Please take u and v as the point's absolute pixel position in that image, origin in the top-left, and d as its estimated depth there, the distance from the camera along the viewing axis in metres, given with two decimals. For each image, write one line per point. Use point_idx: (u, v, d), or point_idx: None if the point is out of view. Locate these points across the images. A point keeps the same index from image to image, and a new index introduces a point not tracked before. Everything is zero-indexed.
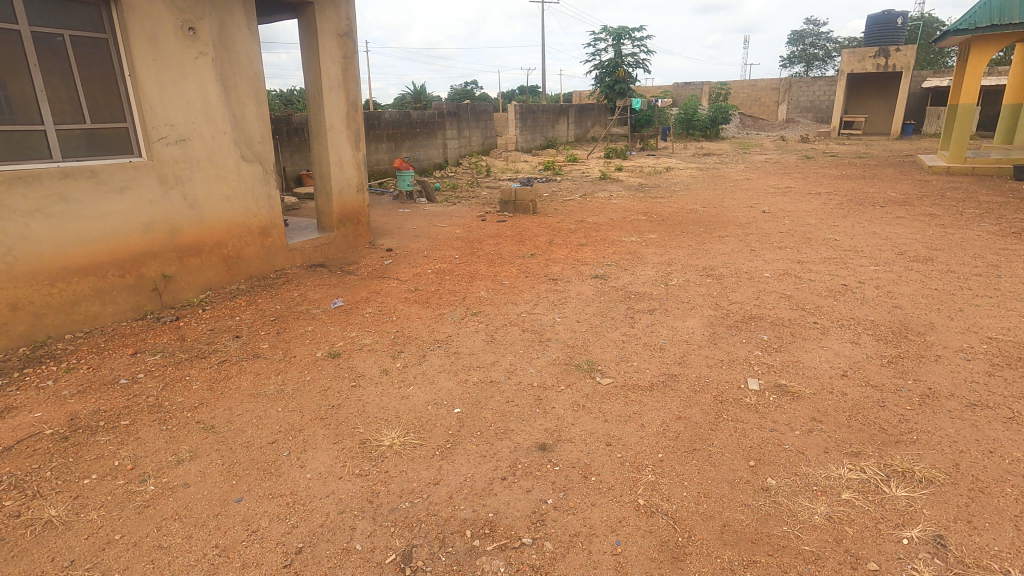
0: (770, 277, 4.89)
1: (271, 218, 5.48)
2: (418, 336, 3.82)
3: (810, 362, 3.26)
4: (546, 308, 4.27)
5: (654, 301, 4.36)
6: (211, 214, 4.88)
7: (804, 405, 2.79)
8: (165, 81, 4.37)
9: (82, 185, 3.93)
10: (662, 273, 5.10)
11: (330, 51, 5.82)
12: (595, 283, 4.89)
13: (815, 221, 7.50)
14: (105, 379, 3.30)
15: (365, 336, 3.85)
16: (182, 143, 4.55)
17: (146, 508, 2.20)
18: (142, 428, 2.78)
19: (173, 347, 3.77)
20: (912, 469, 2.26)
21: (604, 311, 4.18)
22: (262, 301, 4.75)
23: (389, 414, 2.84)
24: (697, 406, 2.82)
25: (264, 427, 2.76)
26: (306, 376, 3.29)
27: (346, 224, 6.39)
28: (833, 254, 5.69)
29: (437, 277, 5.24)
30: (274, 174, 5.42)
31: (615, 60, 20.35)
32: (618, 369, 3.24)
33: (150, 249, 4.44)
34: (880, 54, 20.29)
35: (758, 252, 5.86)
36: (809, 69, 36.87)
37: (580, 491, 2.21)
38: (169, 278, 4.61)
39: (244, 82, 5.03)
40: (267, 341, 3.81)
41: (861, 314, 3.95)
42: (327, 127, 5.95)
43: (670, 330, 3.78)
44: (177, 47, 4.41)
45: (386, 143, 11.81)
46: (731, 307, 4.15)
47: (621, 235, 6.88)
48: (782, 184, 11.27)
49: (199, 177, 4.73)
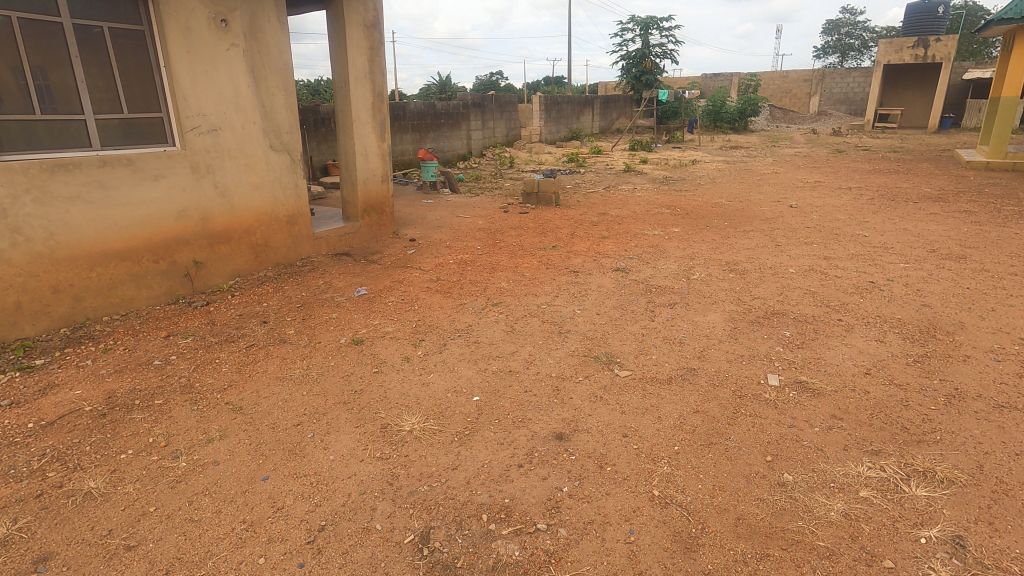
0: (794, 273, 4.82)
1: (298, 208, 5.59)
2: (439, 325, 3.88)
3: (832, 359, 3.22)
4: (566, 300, 4.28)
5: (675, 295, 4.34)
6: (241, 203, 5.01)
7: (825, 402, 2.77)
8: (198, 72, 4.50)
9: (119, 173, 4.08)
10: (685, 267, 5.07)
11: (357, 42, 5.88)
12: (616, 275, 4.89)
13: (844, 216, 7.34)
14: (139, 360, 3.44)
15: (388, 324, 3.93)
16: (213, 133, 4.68)
17: (178, 483, 2.30)
18: (174, 407, 2.90)
19: (203, 331, 3.90)
20: (933, 469, 2.23)
21: (625, 304, 4.18)
22: (288, 288, 4.86)
23: (410, 400, 2.90)
24: (715, 400, 2.82)
25: (289, 409, 2.85)
26: (330, 361, 3.38)
27: (371, 214, 6.48)
28: (862, 250, 5.57)
29: (459, 267, 5.30)
30: (301, 164, 5.52)
31: (643, 50, 20.02)
32: (637, 362, 3.25)
33: (182, 236, 4.58)
34: (919, 45, 19.58)
35: (784, 247, 5.77)
36: (844, 60, 35.82)
37: (595, 480, 2.24)
38: (200, 265, 4.75)
39: (273, 72, 5.13)
40: (293, 327, 3.92)
41: (888, 313, 3.87)
42: (353, 117, 6.03)
43: (691, 325, 3.77)
44: (209, 39, 4.52)
45: (410, 134, 11.90)
46: (754, 303, 4.11)
47: (643, 228, 6.83)
48: (812, 179, 11.03)
49: (229, 166, 4.86)
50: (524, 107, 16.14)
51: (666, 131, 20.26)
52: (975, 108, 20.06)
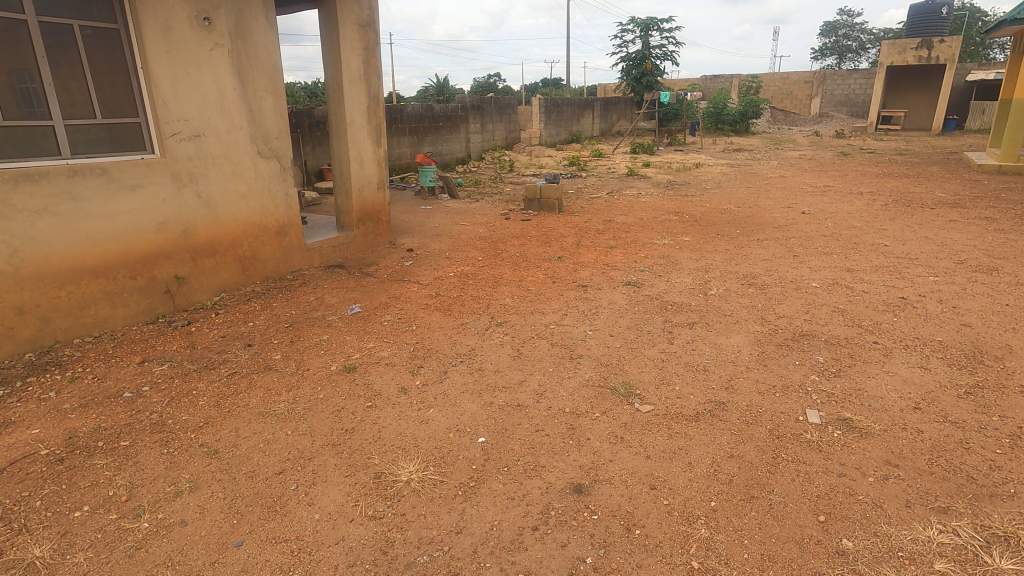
0: (818, 288, 4.52)
1: (289, 218, 5.27)
2: (439, 349, 3.56)
3: (874, 390, 2.92)
4: (575, 319, 3.96)
5: (693, 314, 4.03)
6: (226, 213, 4.68)
7: (876, 444, 2.45)
8: (179, 74, 4.19)
9: (91, 183, 3.76)
10: (700, 281, 4.76)
11: (352, 43, 5.57)
12: (627, 290, 4.58)
13: (860, 223, 7.05)
14: (108, 392, 3.11)
15: (383, 348, 3.61)
16: (196, 139, 4.37)
17: (136, 552, 1.98)
18: (142, 450, 2.58)
19: (181, 356, 3.57)
20: (1016, 534, 1.92)
21: (640, 324, 3.87)
22: (277, 305, 4.54)
23: (407, 442, 2.58)
24: (751, 442, 2.51)
25: (271, 453, 2.53)
26: (319, 393, 3.06)
27: (366, 223, 6.16)
28: (886, 261, 5.27)
29: (460, 281, 4.98)
30: (291, 172, 5.20)
31: (643, 51, 19.78)
32: (659, 394, 2.93)
33: (162, 250, 4.26)
34: (923, 45, 19.34)
35: (802, 258, 5.47)
36: (843, 62, 35.67)
37: (623, 548, 1.92)
38: (182, 280, 4.43)
39: (262, 74, 4.82)
40: (279, 352, 3.59)
41: (927, 334, 3.56)
42: (347, 121, 5.70)
43: (714, 348, 3.45)
44: (191, 38, 4.21)
45: (408, 137, 11.60)
46: (779, 323, 3.81)
47: (652, 236, 6.52)
48: (820, 183, 10.76)
49: (214, 175, 4.54)
50: (524, 109, 15.86)
51: (667, 134, 20.02)
52: (978, 109, 19.84)
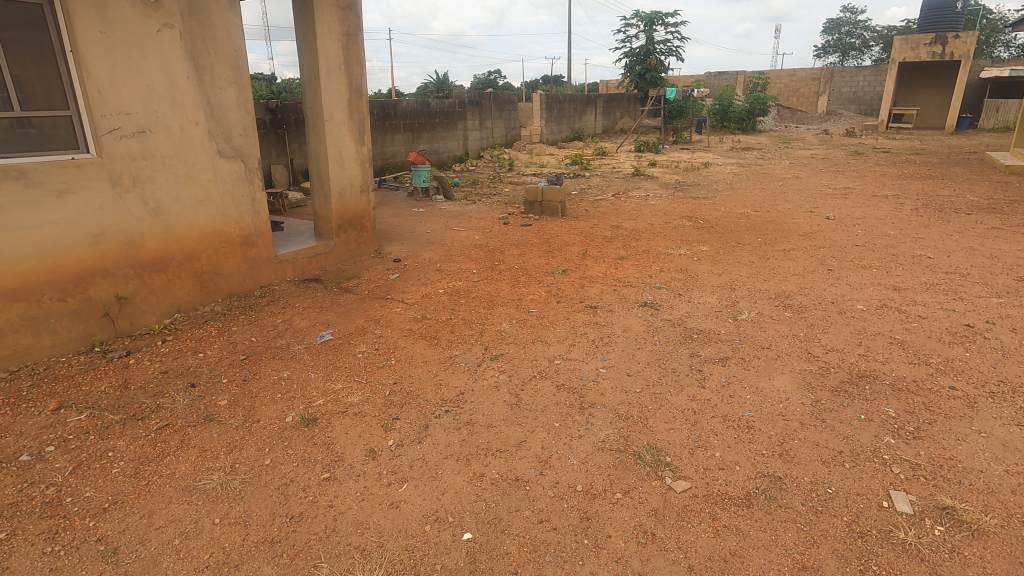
0: (865, 311, 3.90)
1: (256, 226, 4.63)
2: (420, 393, 2.93)
3: (972, 460, 2.28)
4: (585, 352, 3.34)
5: (725, 346, 3.40)
6: (180, 222, 4.04)
7: (996, 551, 1.82)
8: (118, 59, 3.54)
9: (6, 188, 3.13)
10: (727, 301, 4.14)
11: (329, 28, 4.91)
12: (644, 313, 3.95)
13: (893, 231, 6.42)
14: (3, 454, 2.48)
15: (353, 390, 2.98)
16: (141, 136, 3.73)
17: None
18: (18, 549, 1.95)
19: (108, 400, 2.94)
20: None
21: (662, 359, 3.24)
22: (237, 329, 3.90)
23: (368, 538, 1.95)
24: (827, 543, 1.88)
25: (187, 556, 1.90)
26: (265, 458, 2.43)
27: (347, 230, 5.52)
28: (935, 278, 4.64)
29: (450, 300, 4.34)
30: (259, 174, 4.55)
31: (648, 47, 19.15)
32: (696, 464, 2.30)
33: (99, 266, 3.62)
34: (937, 41, 18.67)
35: (838, 273, 4.85)
36: (846, 60, 35.09)
37: None
38: (125, 301, 3.79)
39: (222, 61, 4.17)
40: (227, 395, 2.96)
41: (1013, 377, 2.93)
42: (325, 115, 5.06)
43: (755, 395, 2.82)
44: (133, 17, 3.57)
45: (402, 134, 10.95)
46: (829, 359, 3.18)
47: (666, 245, 5.90)
48: (839, 184, 10.13)
49: (164, 177, 3.90)
50: (524, 105, 15.09)
51: (673, 131, 19.15)
52: (992, 108, 18.95)
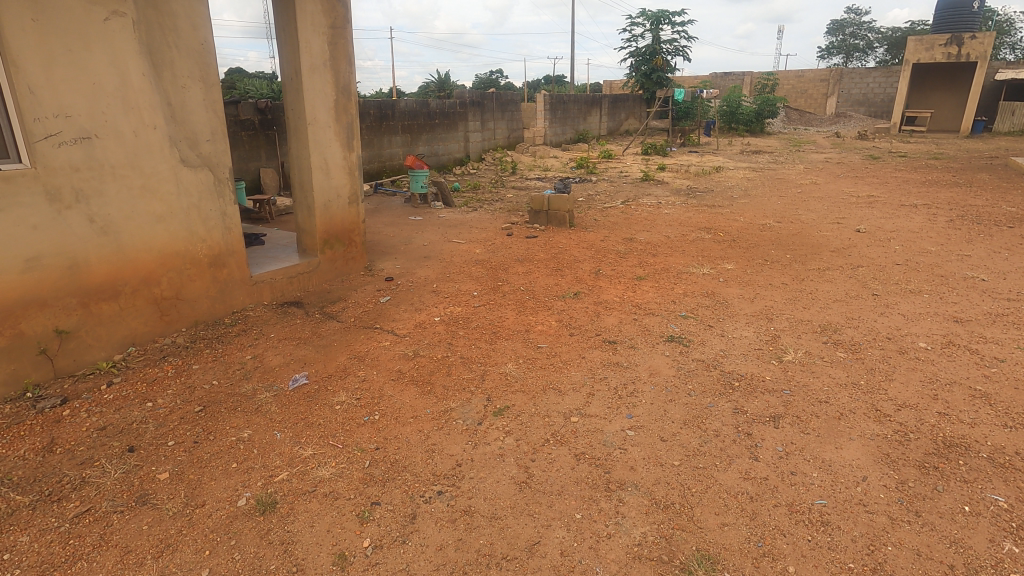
0: (931, 352, 3.34)
1: (227, 244, 4.08)
2: (407, 465, 2.38)
3: None
4: (607, 407, 2.78)
5: (774, 399, 2.83)
6: (135, 242, 3.49)
7: None
8: (55, 52, 2.99)
9: None
10: (766, 336, 3.58)
11: (313, 19, 4.36)
12: (672, 351, 3.40)
13: (933, 247, 5.86)
14: None
15: (325, 459, 2.43)
16: (86, 143, 3.18)
17: None
18: None
19: (24, 471, 2.38)
20: None
21: (701, 417, 2.69)
22: (199, 368, 3.35)
23: None
24: None
25: None
26: (203, 566, 1.87)
27: (333, 246, 4.97)
28: (998, 306, 4.08)
29: (447, 331, 3.78)
30: (229, 185, 4.00)
31: (653, 46, 18.61)
32: None
33: (35, 296, 3.07)
34: (953, 42, 18.08)
35: (885, 299, 4.29)
36: (851, 62, 34.56)
37: None
38: (67, 335, 3.23)
39: (186, 57, 3.62)
40: (171, 465, 2.41)
41: None
42: (308, 118, 4.50)
43: (824, 472, 2.27)
44: (75, 3, 3.02)
45: (400, 135, 10.40)
46: (905, 420, 2.62)
47: (687, 263, 5.34)
48: (861, 192, 9.58)
49: (116, 191, 3.35)
50: (527, 106, 14.51)
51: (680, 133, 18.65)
52: (1008, 110, 18.33)
